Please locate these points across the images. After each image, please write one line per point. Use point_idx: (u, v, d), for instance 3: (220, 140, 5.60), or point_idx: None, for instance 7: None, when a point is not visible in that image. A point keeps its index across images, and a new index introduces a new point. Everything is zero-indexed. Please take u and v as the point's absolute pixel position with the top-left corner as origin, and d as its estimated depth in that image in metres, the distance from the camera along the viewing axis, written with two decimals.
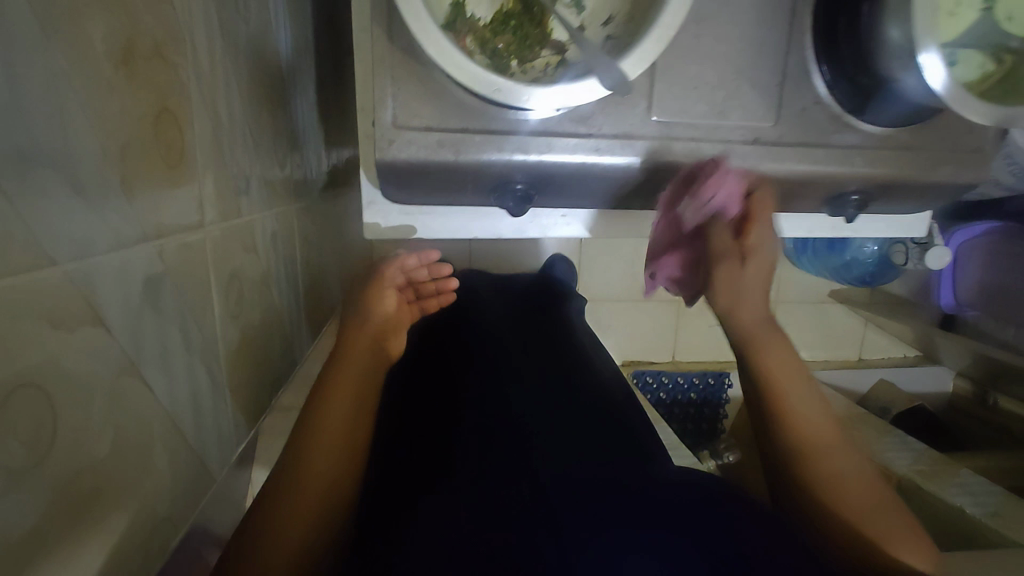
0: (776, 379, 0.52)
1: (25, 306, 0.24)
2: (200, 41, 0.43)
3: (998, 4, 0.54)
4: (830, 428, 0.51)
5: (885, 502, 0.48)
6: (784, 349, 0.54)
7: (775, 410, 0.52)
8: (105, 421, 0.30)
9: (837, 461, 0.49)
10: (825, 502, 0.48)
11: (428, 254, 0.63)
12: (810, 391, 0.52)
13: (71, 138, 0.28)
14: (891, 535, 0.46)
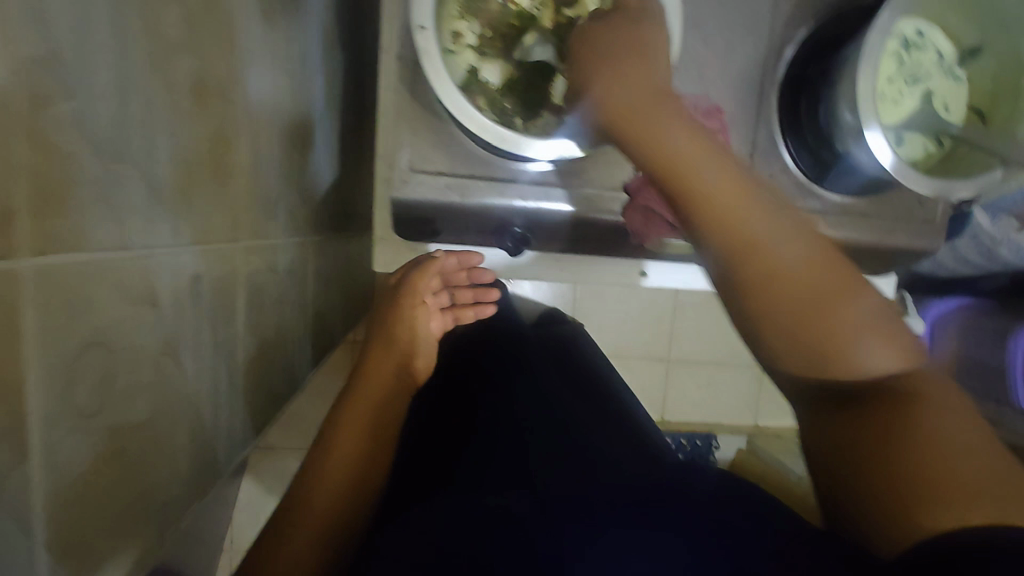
0: (691, 172, 0.41)
1: (104, 276, 0.30)
2: (252, 85, 0.50)
3: (934, 97, 0.63)
4: (757, 211, 0.40)
5: (834, 289, 0.38)
6: (686, 129, 0.42)
7: (708, 221, 0.40)
8: (146, 390, 0.35)
9: (777, 258, 0.39)
10: (777, 326, 0.39)
11: (467, 257, 0.67)
12: (725, 175, 0.41)
13: (154, 149, 0.34)
14: (851, 343, 0.37)
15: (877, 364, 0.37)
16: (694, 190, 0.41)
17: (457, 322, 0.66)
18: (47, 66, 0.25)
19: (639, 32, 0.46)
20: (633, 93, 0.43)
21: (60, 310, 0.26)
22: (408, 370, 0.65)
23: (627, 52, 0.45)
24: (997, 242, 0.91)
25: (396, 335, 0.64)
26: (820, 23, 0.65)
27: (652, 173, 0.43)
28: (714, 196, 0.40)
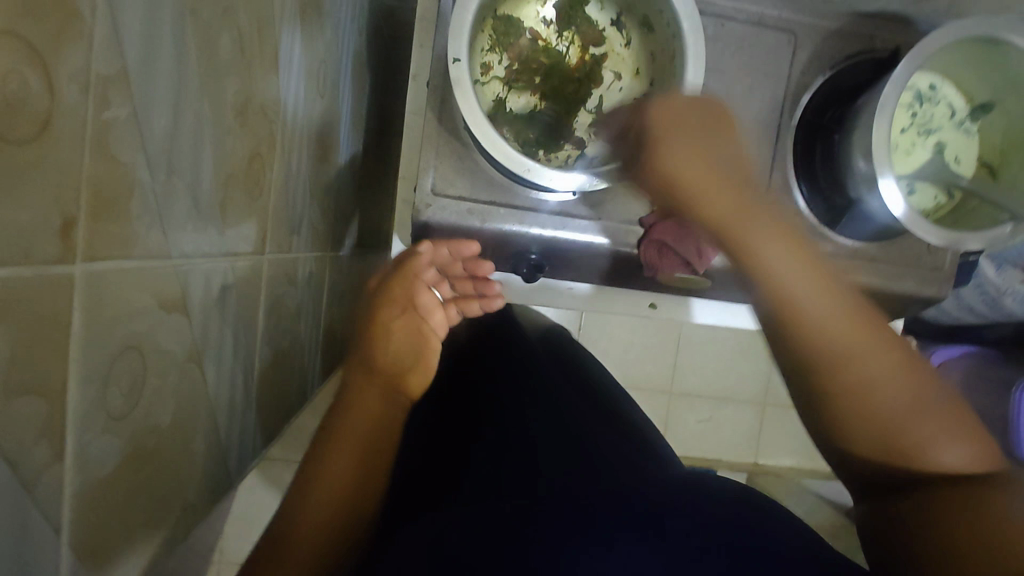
0: (784, 289, 0.46)
1: (145, 285, 0.31)
2: (289, 103, 0.52)
3: (946, 149, 0.64)
4: (845, 317, 0.45)
5: (912, 394, 0.43)
6: (778, 238, 0.47)
7: (794, 326, 0.46)
8: (171, 394, 0.35)
9: (865, 366, 0.44)
10: (857, 420, 0.44)
11: (459, 246, 0.60)
12: (819, 283, 0.46)
13: (199, 164, 0.35)
14: (927, 438, 0.42)
15: (951, 458, 0.42)
16: (794, 312, 0.46)
17: (463, 315, 0.64)
18: (116, 82, 0.26)
19: (716, 124, 0.49)
20: (705, 193, 0.47)
21: (103, 312, 0.27)
22: (401, 384, 0.59)
23: (699, 139, 0.48)
24: (1002, 292, 0.95)
25: (386, 344, 0.59)
26: (836, 73, 0.67)
27: (745, 276, 0.48)
28: (803, 305, 0.45)
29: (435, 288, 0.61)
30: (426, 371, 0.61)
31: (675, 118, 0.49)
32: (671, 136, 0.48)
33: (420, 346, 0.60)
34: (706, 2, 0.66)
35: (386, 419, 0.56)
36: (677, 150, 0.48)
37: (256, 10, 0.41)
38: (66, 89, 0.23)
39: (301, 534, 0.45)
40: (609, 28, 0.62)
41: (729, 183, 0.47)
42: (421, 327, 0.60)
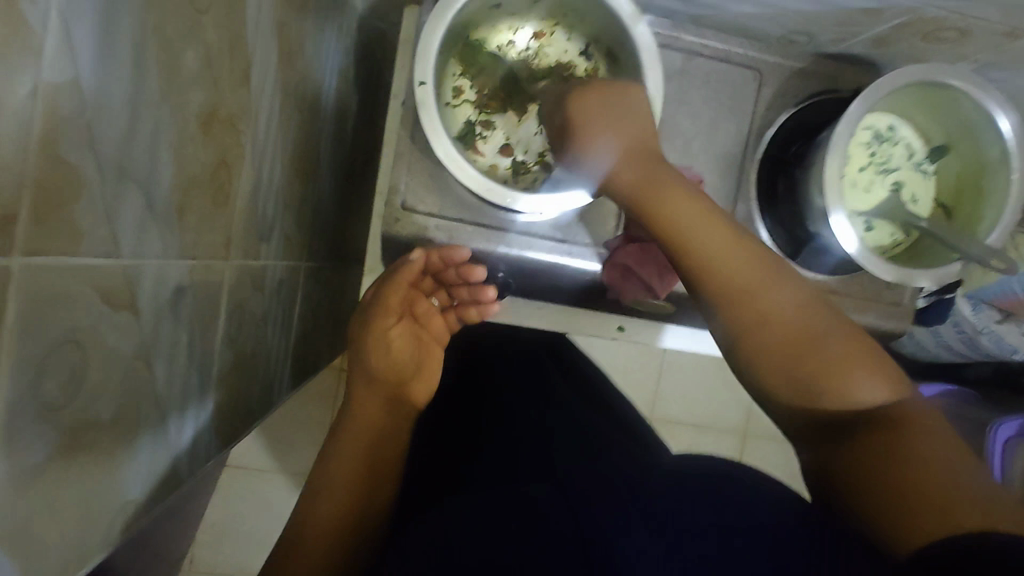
0: (687, 237, 0.48)
1: (90, 282, 0.32)
2: (263, 116, 0.55)
3: (903, 188, 0.67)
4: (749, 260, 0.47)
5: (819, 329, 0.45)
6: (679, 193, 0.49)
7: (711, 272, 0.47)
8: (113, 389, 0.37)
9: (767, 300, 0.46)
10: (777, 359, 0.45)
11: (452, 252, 0.62)
12: (722, 234, 0.48)
13: (157, 169, 0.37)
14: (835, 370, 0.44)
15: (864, 394, 0.44)
16: (708, 272, 0.47)
17: (461, 322, 0.69)
18: (66, 91, 0.28)
19: (623, 106, 0.52)
20: (623, 175, 0.50)
21: (42, 305, 0.29)
22: (404, 393, 0.62)
23: (617, 124, 0.51)
24: (979, 332, 0.91)
25: (387, 351, 0.62)
26: (800, 109, 0.69)
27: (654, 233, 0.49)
28: (707, 252, 0.47)
29: (433, 296, 0.68)
30: (426, 378, 0.65)
31: (603, 103, 0.52)
32: (587, 135, 0.51)
33: (419, 352, 0.65)
34: (675, 37, 0.69)
35: (385, 429, 0.60)
36: (594, 140, 0.51)
37: (227, 28, 0.43)
38: (13, 94, 0.25)
39: (313, 539, 0.52)
40: (576, 57, 0.64)
41: (639, 163, 0.50)
42: (417, 336, 0.65)
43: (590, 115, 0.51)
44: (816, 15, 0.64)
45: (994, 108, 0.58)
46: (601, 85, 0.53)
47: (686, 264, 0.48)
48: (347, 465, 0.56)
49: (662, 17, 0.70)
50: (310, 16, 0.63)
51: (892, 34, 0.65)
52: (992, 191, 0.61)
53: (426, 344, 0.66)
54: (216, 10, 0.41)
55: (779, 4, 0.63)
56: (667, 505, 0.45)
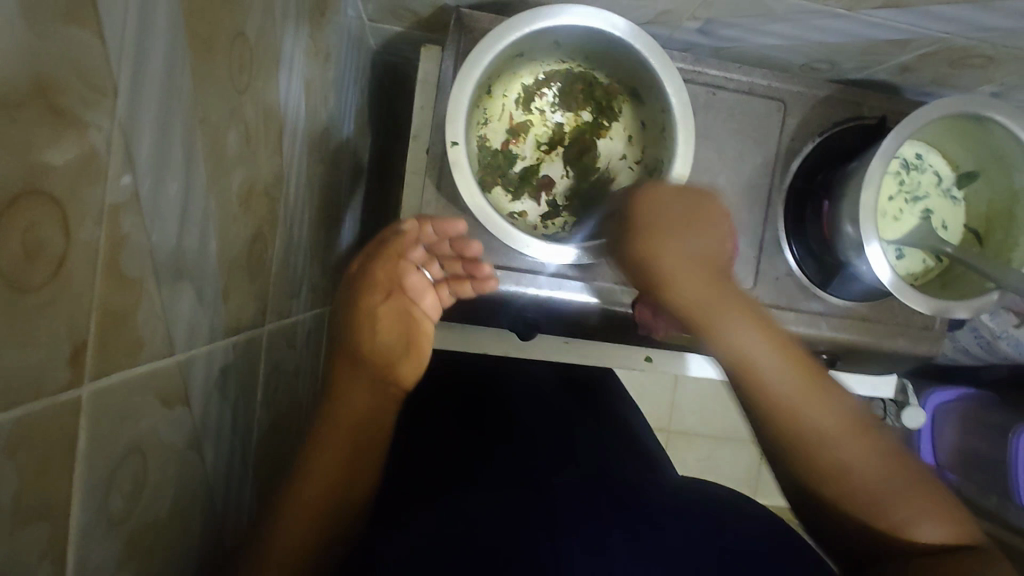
0: (744, 353, 0.50)
1: (151, 386, 0.32)
2: (292, 177, 0.54)
3: (933, 216, 0.67)
4: (815, 397, 0.48)
5: (888, 471, 0.46)
6: (740, 319, 0.51)
7: (775, 407, 0.49)
8: (168, 485, 0.36)
9: (835, 444, 0.47)
10: (840, 498, 0.46)
11: (444, 223, 0.58)
12: (784, 363, 0.49)
13: (204, 259, 0.37)
14: (900, 513, 0.44)
15: (932, 535, 0.43)
16: (758, 383, 0.49)
17: (456, 297, 0.60)
18: (128, 208, 0.27)
19: (699, 223, 0.55)
20: (687, 283, 0.52)
21: (110, 425, 0.28)
22: (390, 374, 0.56)
23: (688, 238, 0.54)
24: (996, 336, 0.88)
25: (371, 330, 0.55)
26: (825, 139, 0.69)
27: (716, 359, 0.52)
28: (771, 383, 0.49)
29: (424, 267, 0.59)
30: (417, 359, 0.57)
31: (667, 214, 0.55)
32: (654, 242, 0.54)
33: (408, 330, 0.57)
34: (697, 72, 0.68)
35: (372, 412, 0.55)
36: (662, 250, 0.53)
37: (261, 102, 0.42)
38: (83, 227, 0.24)
39: (292, 518, 0.49)
40: (600, 97, 0.64)
41: (705, 279, 0.53)
42: (408, 311, 0.58)
43: (643, 213, 0.55)
44: (840, 47, 0.64)
45: None
46: (682, 193, 0.56)
47: (738, 375, 0.50)
48: (336, 443, 0.52)
49: (683, 51, 0.69)
50: (331, 67, 0.63)
51: (918, 61, 0.64)
52: None
53: (416, 320, 0.58)
54: (251, 88, 0.40)
55: (803, 38, 0.63)
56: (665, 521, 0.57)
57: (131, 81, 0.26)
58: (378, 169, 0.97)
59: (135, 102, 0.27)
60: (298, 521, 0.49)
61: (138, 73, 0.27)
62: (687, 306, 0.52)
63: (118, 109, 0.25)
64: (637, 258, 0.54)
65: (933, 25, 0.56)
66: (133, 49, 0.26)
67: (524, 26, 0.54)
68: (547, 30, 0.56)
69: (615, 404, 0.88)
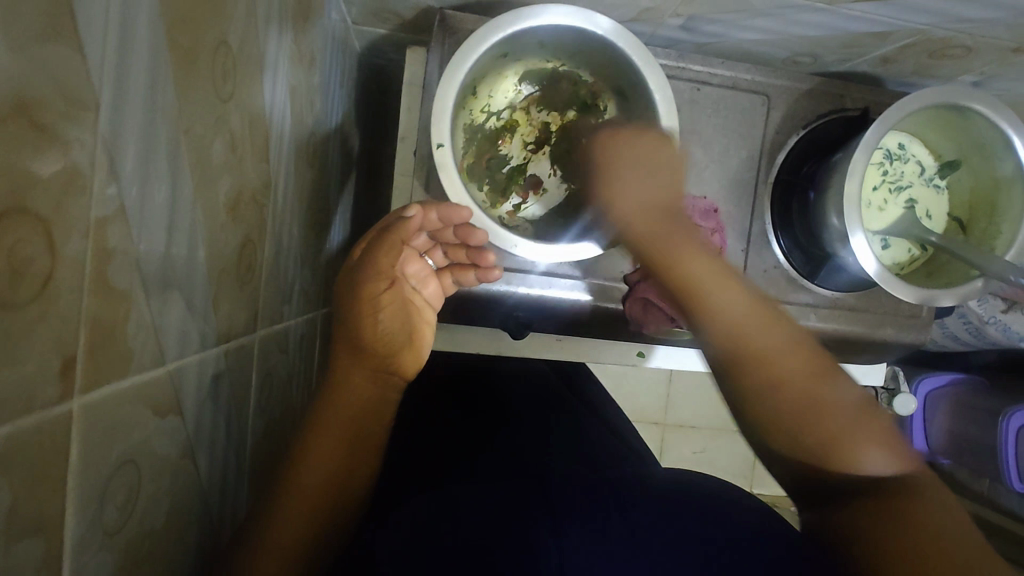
0: (694, 278, 0.50)
1: (142, 396, 0.32)
2: (279, 183, 0.54)
3: (917, 205, 0.68)
4: (767, 326, 0.48)
5: (836, 403, 0.45)
6: (699, 252, 0.51)
7: (727, 333, 0.48)
8: (163, 494, 0.36)
9: (782, 368, 0.46)
10: (783, 427, 0.46)
11: (451, 211, 0.53)
12: (737, 294, 0.49)
13: (193, 269, 0.37)
14: (851, 445, 0.44)
15: (874, 466, 0.43)
16: (707, 307, 0.49)
17: (458, 285, 0.60)
18: (114, 222, 0.28)
19: (658, 164, 0.55)
20: (647, 226, 0.53)
21: (101, 438, 0.28)
22: (394, 364, 0.57)
23: (649, 179, 0.54)
24: (984, 321, 0.87)
25: (373, 320, 0.54)
26: (810, 131, 0.70)
27: (667, 286, 0.52)
28: (722, 310, 0.49)
29: (427, 256, 0.59)
30: (417, 349, 0.59)
31: (632, 156, 0.55)
32: (614, 187, 0.55)
33: (410, 318, 0.58)
34: (680, 68, 0.69)
35: (372, 402, 0.56)
36: (621, 192, 0.55)
37: (246, 109, 0.43)
38: (69, 242, 0.24)
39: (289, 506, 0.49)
40: (584, 96, 0.65)
41: (662, 220, 0.53)
42: (409, 298, 0.58)
43: (610, 159, 0.56)
44: (821, 40, 0.64)
45: (1012, 130, 0.58)
46: (633, 140, 0.56)
47: (690, 304, 0.50)
48: (334, 432, 0.53)
49: (667, 47, 0.70)
50: (316, 72, 0.63)
51: (898, 53, 0.65)
52: (1008, 208, 0.62)
53: (417, 308, 0.59)
54: (236, 96, 0.40)
55: (784, 33, 0.63)
56: (639, 513, 0.59)
57: (113, 94, 0.26)
58: (367, 171, 0.97)
59: (118, 115, 0.27)
60: (300, 512, 0.49)
61: (121, 87, 0.27)
62: (645, 240, 0.53)
63: (100, 123, 0.26)
64: (598, 202, 0.56)
65: (912, 17, 0.56)
66: (115, 62, 0.26)
67: (508, 26, 0.55)
68: (530, 30, 0.56)
69: (597, 400, 0.90)
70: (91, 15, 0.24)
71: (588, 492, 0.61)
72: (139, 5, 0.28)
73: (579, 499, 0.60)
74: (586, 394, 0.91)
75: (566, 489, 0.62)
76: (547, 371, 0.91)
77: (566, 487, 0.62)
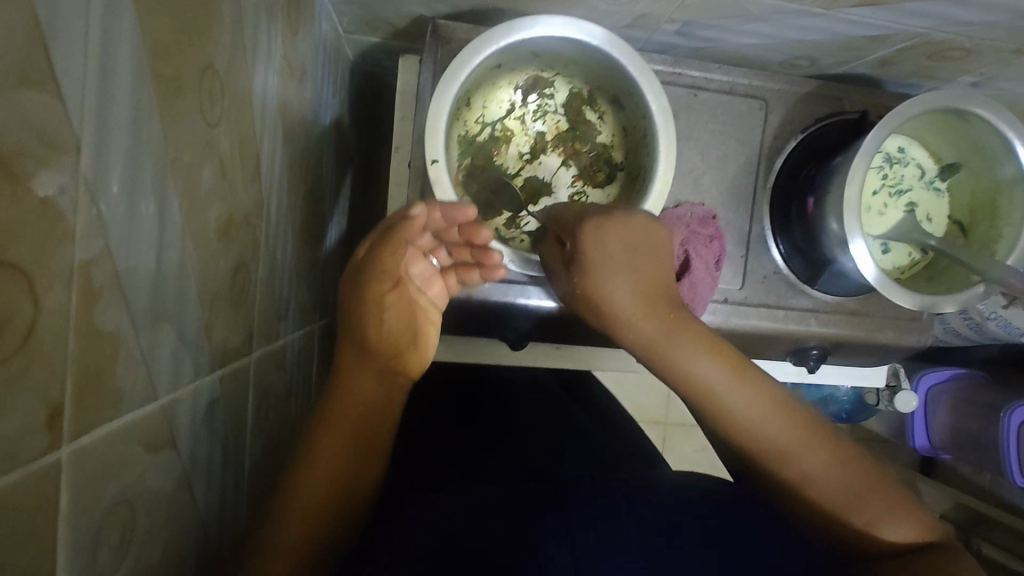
0: (697, 381, 0.49)
1: (134, 435, 0.32)
2: (272, 201, 0.53)
3: (917, 208, 0.67)
4: (781, 423, 0.48)
5: (854, 483, 0.47)
6: (701, 351, 0.49)
7: (743, 437, 0.49)
8: (159, 528, 0.36)
9: (805, 462, 0.47)
10: (806, 509, 0.48)
11: (457, 210, 0.50)
12: (747, 393, 0.48)
13: (184, 300, 0.36)
14: (871, 521, 0.46)
15: (894, 536, 0.46)
16: (713, 405, 0.49)
17: (464, 284, 0.57)
18: (100, 263, 0.27)
19: (646, 249, 0.51)
20: (641, 323, 0.50)
21: (93, 481, 0.28)
22: (399, 364, 0.54)
23: (636, 270, 0.50)
24: (985, 317, 0.86)
25: (379, 321, 0.52)
26: (809, 134, 0.69)
27: (681, 389, 0.51)
28: (738, 417, 0.48)
29: (431, 255, 0.54)
30: (424, 348, 0.55)
31: (619, 244, 0.50)
32: (602, 278, 0.50)
33: (415, 319, 0.54)
34: (676, 74, 0.68)
35: (379, 405, 0.53)
36: (614, 288, 0.50)
37: (235, 132, 0.42)
38: (51, 289, 0.24)
39: (294, 513, 0.48)
40: (580, 103, 0.64)
41: (662, 315, 0.50)
42: (415, 299, 0.54)
43: (589, 244, 0.50)
44: (819, 45, 0.63)
45: (1014, 134, 0.58)
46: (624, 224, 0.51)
47: (698, 403, 0.50)
48: (340, 431, 0.51)
49: (662, 53, 0.69)
50: (307, 85, 0.62)
51: (897, 56, 0.64)
52: (1009, 212, 0.61)
53: (423, 309, 0.55)
54: (224, 120, 0.40)
55: (781, 37, 0.62)
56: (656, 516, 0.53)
57: (95, 134, 0.26)
58: (362, 178, 0.96)
59: (101, 156, 0.26)
60: (305, 513, 0.48)
61: (103, 125, 0.26)
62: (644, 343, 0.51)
63: (82, 166, 0.25)
64: (587, 297, 0.51)
65: (911, 21, 0.55)
66: (95, 102, 0.26)
67: (500, 38, 0.54)
68: (523, 41, 0.55)
69: (605, 406, 0.90)
70: (68, 57, 0.23)
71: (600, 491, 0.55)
72: (119, 41, 0.27)
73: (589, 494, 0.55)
74: (593, 401, 0.91)
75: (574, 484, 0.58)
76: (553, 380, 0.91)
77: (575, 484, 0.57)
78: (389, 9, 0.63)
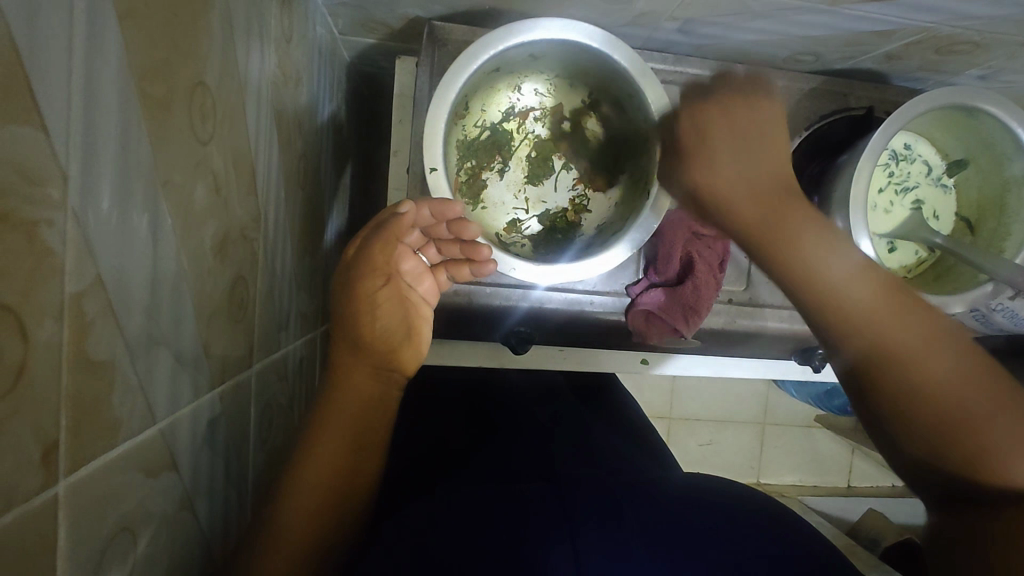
0: (811, 268, 0.44)
1: (132, 462, 0.31)
2: (270, 210, 0.53)
3: (924, 205, 0.66)
4: (905, 325, 0.41)
5: (995, 401, 0.37)
6: (823, 233, 0.45)
7: (858, 329, 0.42)
8: (160, 549, 0.36)
9: (931, 366, 0.39)
10: (927, 424, 0.39)
11: (444, 206, 0.50)
12: (872, 284, 0.43)
13: (181, 320, 0.36)
14: (1003, 454, 0.36)
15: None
16: (827, 293, 0.44)
17: (454, 280, 0.56)
18: (91, 294, 0.27)
19: (754, 141, 0.48)
20: (752, 207, 0.47)
21: (89, 514, 0.28)
22: (393, 360, 0.54)
23: (760, 157, 0.48)
24: (992, 309, 0.84)
25: (372, 317, 0.52)
26: (813, 132, 0.68)
27: (790, 269, 0.45)
28: (857, 310, 0.42)
29: (421, 252, 0.54)
30: (417, 343, 0.56)
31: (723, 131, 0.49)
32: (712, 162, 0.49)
33: (409, 315, 0.54)
34: (677, 72, 0.67)
35: (374, 404, 0.53)
36: (725, 177, 0.48)
37: (230, 143, 0.41)
38: (40, 325, 0.23)
39: (291, 520, 0.46)
40: (581, 108, 0.63)
41: (777, 208, 0.46)
42: (406, 295, 0.54)
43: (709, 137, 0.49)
44: (822, 41, 0.62)
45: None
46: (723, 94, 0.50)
47: (804, 291, 0.45)
48: (338, 424, 0.50)
49: (663, 51, 0.68)
50: (303, 90, 0.61)
51: (903, 50, 0.63)
52: (1019, 209, 0.61)
53: (415, 306, 0.55)
54: (217, 134, 0.39)
55: (784, 34, 0.61)
56: (664, 514, 0.51)
57: (82, 164, 0.25)
58: (361, 180, 0.95)
59: (90, 185, 0.26)
60: (306, 511, 0.47)
61: (90, 154, 0.26)
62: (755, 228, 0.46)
63: (69, 197, 0.24)
64: (698, 189, 0.50)
65: (917, 16, 0.54)
66: (82, 131, 0.25)
67: (498, 42, 0.53)
68: (522, 43, 0.55)
69: (615, 405, 0.90)
70: (51, 88, 0.23)
71: (607, 489, 0.54)
72: (106, 65, 0.26)
73: (597, 489, 0.54)
74: (602, 400, 0.90)
75: (581, 482, 0.56)
76: (563, 382, 0.91)
77: (581, 481, 0.56)
78: (384, 11, 0.62)
